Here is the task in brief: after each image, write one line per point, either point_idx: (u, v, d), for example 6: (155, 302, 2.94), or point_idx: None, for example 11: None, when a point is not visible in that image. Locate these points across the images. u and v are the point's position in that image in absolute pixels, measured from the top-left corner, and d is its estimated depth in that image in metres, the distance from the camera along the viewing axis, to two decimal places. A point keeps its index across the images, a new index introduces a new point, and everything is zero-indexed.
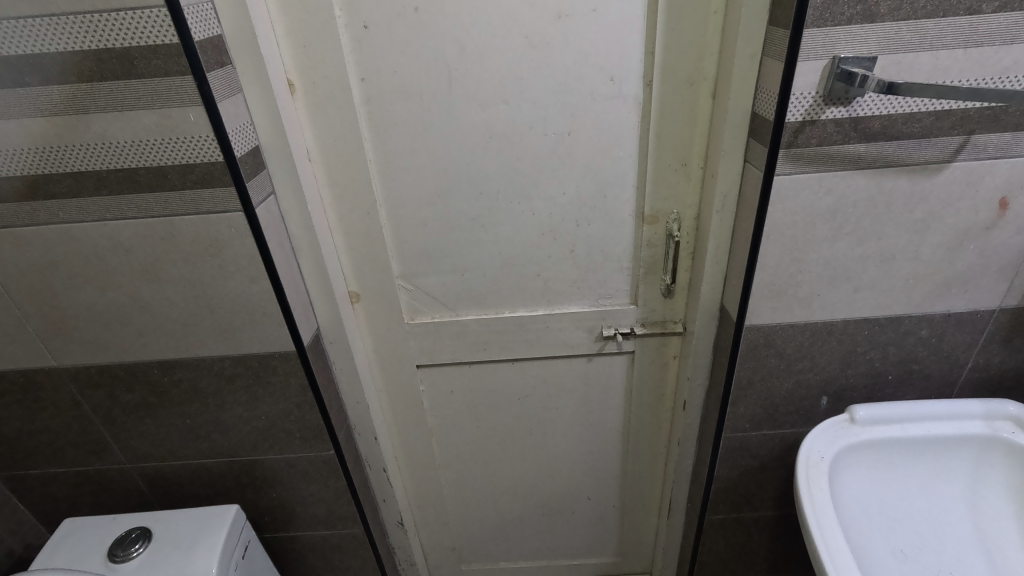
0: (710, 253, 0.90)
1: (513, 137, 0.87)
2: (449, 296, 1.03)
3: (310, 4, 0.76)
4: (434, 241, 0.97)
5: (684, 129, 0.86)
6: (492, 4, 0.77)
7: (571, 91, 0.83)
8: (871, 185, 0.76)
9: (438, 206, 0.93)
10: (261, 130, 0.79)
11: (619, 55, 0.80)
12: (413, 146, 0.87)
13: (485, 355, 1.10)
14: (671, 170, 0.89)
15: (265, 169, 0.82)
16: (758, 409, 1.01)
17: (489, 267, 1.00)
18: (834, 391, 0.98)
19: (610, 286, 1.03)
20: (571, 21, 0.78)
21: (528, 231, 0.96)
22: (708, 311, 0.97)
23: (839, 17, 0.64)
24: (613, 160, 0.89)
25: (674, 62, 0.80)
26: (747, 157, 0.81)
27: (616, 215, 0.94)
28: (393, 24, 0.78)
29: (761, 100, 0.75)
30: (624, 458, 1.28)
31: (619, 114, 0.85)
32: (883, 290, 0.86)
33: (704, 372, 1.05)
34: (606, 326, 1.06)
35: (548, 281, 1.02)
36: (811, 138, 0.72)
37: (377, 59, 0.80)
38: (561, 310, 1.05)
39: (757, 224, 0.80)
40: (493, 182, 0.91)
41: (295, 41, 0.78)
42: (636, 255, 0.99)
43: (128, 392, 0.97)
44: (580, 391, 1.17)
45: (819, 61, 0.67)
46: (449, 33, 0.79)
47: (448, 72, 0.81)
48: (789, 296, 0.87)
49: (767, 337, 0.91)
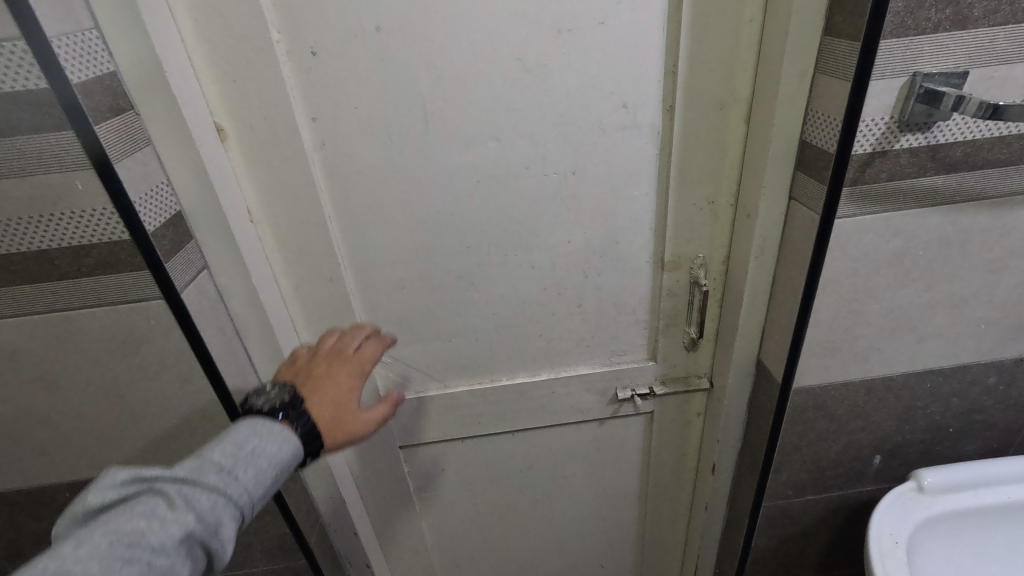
0: (745, 304, 0.76)
1: (504, 180, 0.71)
2: (435, 366, 0.86)
3: (236, 27, 0.58)
4: (414, 305, 0.80)
5: (712, 162, 0.71)
6: (476, 21, 0.61)
7: (574, 122, 0.68)
8: (947, 223, 0.63)
9: (416, 266, 0.76)
10: (182, 192, 0.60)
11: (633, 76, 0.65)
12: (382, 196, 0.70)
13: (480, 429, 0.94)
14: (695, 209, 0.75)
15: (192, 240, 0.63)
16: (804, 474, 0.87)
17: (482, 329, 0.83)
18: (888, 450, 0.85)
19: (624, 342, 0.87)
20: (575, 37, 0.62)
21: (527, 285, 0.80)
22: (743, 368, 0.83)
23: (924, 23, 0.51)
24: (627, 201, 0.74)
25: (700, 83, 0.66)
26: (793, 194, 0.67)
27: (630, 262, 0.79)
28: (350, 49, 0.61)
29: (813, 127, 0.61)
30: (641, 523, 1.13)
31: (633, 145, 0.70)
32: (950, 340, 0.73)
33: (737, 434, 0.91)
34: (620, 388, 0.91)
35: (552, 341, 0.86)
36: (881, 172, 0.59)
37: (330, 93, 0.63)
38: (568, 372, 0.89)
39: (812, 274, 0.66)
40: (485, 234, 0.75)
41: (220, 75, 0.60)
42: (655, 306, 0.84)
43: (34, 521, 0.77)
44: (591, 457, 1.01)
45: (896, 79, 0.53)
46: (421, 56, 0.62)
47: (424, 105, 0.65)
48: (844, 353, 0.73)
49: (816, 399, 0.77)
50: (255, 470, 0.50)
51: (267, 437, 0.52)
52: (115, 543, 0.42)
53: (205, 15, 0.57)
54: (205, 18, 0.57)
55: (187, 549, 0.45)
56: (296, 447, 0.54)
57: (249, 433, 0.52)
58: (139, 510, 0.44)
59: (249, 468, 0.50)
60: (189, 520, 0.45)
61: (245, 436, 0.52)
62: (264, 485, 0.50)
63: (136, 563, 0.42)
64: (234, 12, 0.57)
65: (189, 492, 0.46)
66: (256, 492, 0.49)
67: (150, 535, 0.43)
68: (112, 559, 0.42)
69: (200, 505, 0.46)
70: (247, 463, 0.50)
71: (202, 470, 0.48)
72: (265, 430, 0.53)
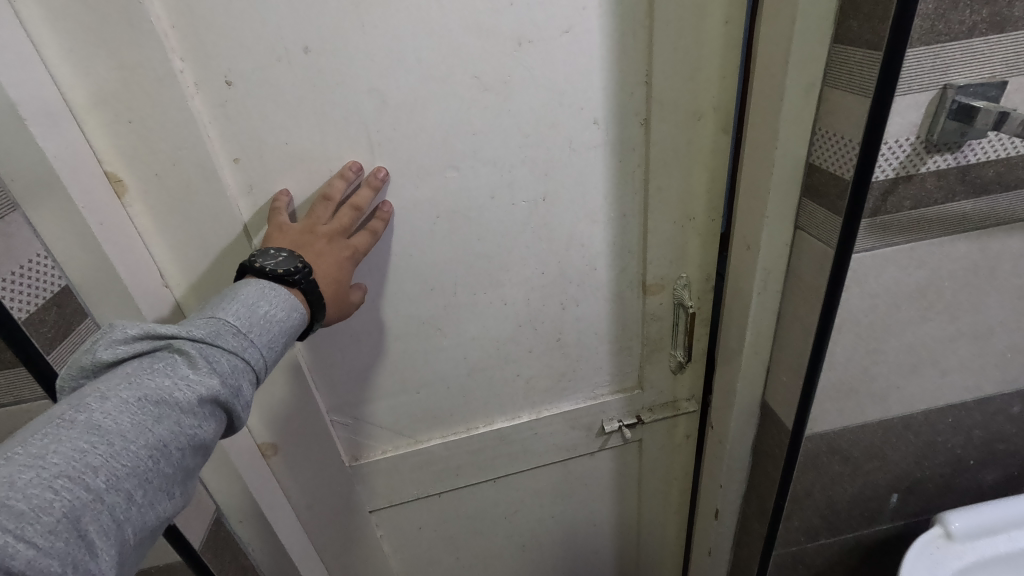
0: (748, 344, 0.67)
1: (468, 215, 0.61)
2: (404, 423, 0.76)
3: (124, 54, 0.46)
4: (371, 359, 0.69)
5: (693, 178, 0.63)
6: (424, 36, 0.51)
7: (542, 144, 0.58)
8: (974, 250, 0.55)
9: (371, 318, 0.65)
10: (68, 263, 0.48)
11: (605, 87, 0.56)
12: None
13: (457, 482, 0.84)
14: (675, 226, 0.67)
15: (87, 318, 0.51)
16: (817, 520, 0.79)
17: (452, 377, 0.73)
18: (907, 487, 0.77)
19: (609, 374, 0.79)
20: (537, 49, 0.53)
21: (501, 324, 0.70)
22: (747, 410, 0.74)
23: (957, 27, 0.43)
24: (604, 223, 0.65)
25: (676, 93, 0.57)
26: (798, 223, 0.58)
27: (611, 288, 0.71)
28: (273, 74, 0.50)
29: (822, 150, 0.53)
30: (636, 555, 1.05)
31: (609, 166, 0.61)
32: (975, 371, 0.66)
33: (741, 477, 0.82)
34: (606, 421, 0.82)
35: (530, 381, 0.76)
36: (905, 200, 0.50)
37: (253, 126, 0.52)
38: (551, 410, 0.80)
39: (825, 317, 0.57)
40: (448, 276, 0.65)
41: (110, 116, 0.48)
42: (639, 331, 0.76)
43: None
44: (580, 496, 0.92)
45: (924, 93, 0.45)
46: (363, 79, 0.52)
47: (369, 136, 0.54)
48: (860, 395, 0.65)
49: (830, 443, 0.70)
50: (269, 334, 0.44)
51: (277, 303, 0.46)
52: (142, 398, 0.37)
53: (82, 40, 0.45)
54: (81, 46, 0.45)
55: (211, 411, 0.40)
56: (301, 318, 0.47)
57: (259, 293, 0.46)
58: (159, 367, 0.39)
59: (264, 332, 0.44)
60: (214, 381, 0.40)
61: (257, 297, 0.45)
62: (277, 352, 0.45)
63: (165, 427, 0.37)
64: (118, 38, 0.45)
65: (210, 351, 0.41)
66: (270, 357, 0.44)
67: (178, 393, 0.38)
68: (138, 415, 0.37)
69: (220, 366, 0.41)
70: (262, 328, 0.44)
71: (221, 329, 0.42)
72: (272, 291, 0.46)
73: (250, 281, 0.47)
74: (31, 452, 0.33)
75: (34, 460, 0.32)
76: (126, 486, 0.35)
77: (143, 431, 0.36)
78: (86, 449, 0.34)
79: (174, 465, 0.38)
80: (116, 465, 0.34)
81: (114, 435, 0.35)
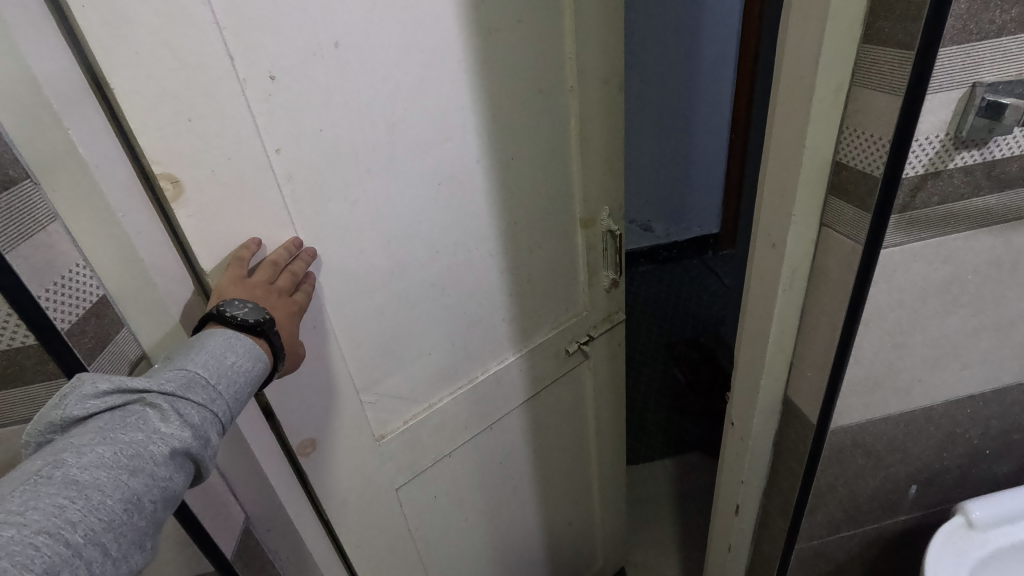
0: (772, 339, 0.68)
1: (461, 178, 0.68)
2: (419, 387, 0.76)
3: (186, 56, 0.45)
4: (398, 334, 0.70)
5: (604, 126, 0.82)
6: (424, 27, 0.58)
7: (511, 108, 0.70)
8: (996, 244, 0.57)
9: (394, 300, 0.68)
10: (107, 271, 0.48)
11: (550, 60, 0.72)
12: (351, 220, 0.60)
13: (466, 447, 0.87)
14: (597, 167, 0.84)
15: (124, 326, 0.51)
16: (839, 512, 0.80)
17: (456, 331, 0.77)
18: (926, 478, 0.79)
19: (565, 302, 0.92)
20: (502, 36, 0.65)
21: (490, 273, 0.77)
22: (769, 407, 0.75)
23: (988, 26, 0.45)
24: (550, 174, 0.79)
25: (589, 60, 0.75)
26: (824, 220, 0.59)
27: (562, 226, 0.85)
28: (309, 70, 0.52)
29: (849, 148, 0.54)
30: (599, 476, 1.18)
31: (553, 123, 0.76)
32: (995, 363, 0.67)
33: (762, 472, 0.83)
34: (570, 343, 0.95)
35: (512, 324, 0.84)
36: (933, 195, 0.52)
37: (296, 120, 0.53)
38: (530, 344, 0.88)
39: (853, 310, 0.59)
40: (450, 234, 0.70)
41: (168, 120, 0.45)
42: (580, 262, 0.91)
43: None
44: (555, 429, 1.02)
45: (954, 91, 0.47)
46: (380, 67, 0.56)
47: (387, 119, 0.59)
48: (885, 388, 0.66)
49: (854, 436, 0.71)
50: (235, 385, 0.49)
51: (244, 352, 0.50)
52: (117, 453, 0.42)
53: (142, 41, 0.43)
54: (136, 45, 0.42)
55: (178, 463, 0.45)
56: (266, 367, 0.52)
57: (226, 343, 0.50)
58: (131, 422, 0.44)
59: (231, 383, 0.49)
60: (183, 433, 0.45)
61: (225, 348, 0.50)
62: (242, 401, 0.50)
63: (139, 480, 0.41)
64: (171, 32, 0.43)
65: (180, 405, 0.46)
66: (235, 406, 0.49)
67: (151, 447, 0.43)
68: (114, 469, 0.41)
69: (188, 419, 0.46)
70: (229, 380, 0.49)
71: (189, 382, 0.47)
72: (238, 341, 0.51)
73: (215, 330, 0.51)
74: (13, 507, 0.36)
75: (17, 516, 0.36)
76: (102, 538, 0.39)
77: (119, 483, 0.41)
78: (65, 504, 0.38)
79: (146, 516, 0.42)
80: (94, 519, 0.38)
81: (91, 490, 0.39)
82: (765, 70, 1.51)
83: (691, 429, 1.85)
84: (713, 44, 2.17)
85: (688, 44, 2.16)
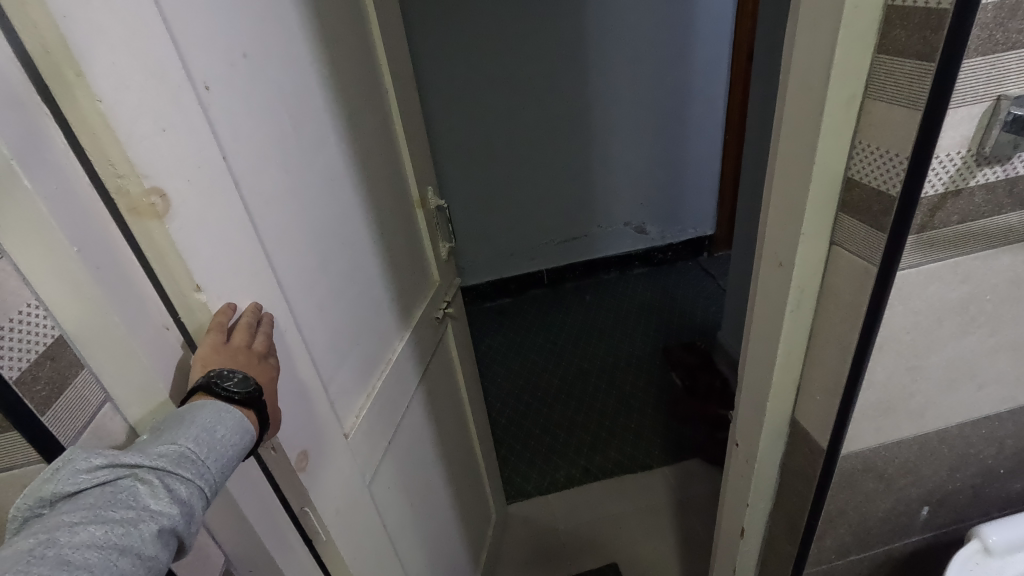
0: (779, 360, 0.64)
1: (341, 170, 0.74)
2: (359, 374, 0.79)
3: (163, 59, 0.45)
4: (338, 323, 0.74)
5: (412, 119, 0.95)
6: (286, 33, 0.63)
7: (357, 112, 0.78)
8: (1016, 262, 0.54)
9: (326, 293, 0.71)
10: (61, 308, 0.43)
11: (369, 66, 0.82)
12: (285, 218, 0.62)
13: (396, 434, 0.91)
14: (416, 153, 0.97)
15: (83, 368, 0.45)
16: (849, 536, 0.76)
17: (370, 315, 0.82)
18: (938, 499, 0.75)
19: (422, 275, 1.02)
20: (338, 46, 0.74)
21: (377, 256, 0.84)
22: (774, 429, 0.71)
23: (1014, 36, 0.42)
24: (389, 163, 0.88)
25: (393, 64, 0.88)
26: (834, 237, 0.55)
27: (406, 210, 0.95)
28: (229, 76, 0.53)
29: (860, 163, 0.50)
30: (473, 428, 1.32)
31: (384, 120, 0.87)
32: (1013, 382, 0.64)
33: (768, 495, 0.79)
34: (437, 310, 1.06)
35: (398, 302, 0.91)
36: (952, 214, 0.49)
37: (233, 124, 0.54)
38: (414, 318, 0.97)
39: (867, 334, 0.56)
40: (347, 225, 0.76)
41: (147, 127, 0.44)
42: (428, 241, 1.03)
43: None
44: (442, 397, 1.12)
45: (977, 105, 0.44)
46: (272, 70, 0.61)
47: (287, 119, 0.63)
48: (898, 412, 0.63)
49: (866, 461, 0.68)
50: (221, 459, 0.48)
51: (231, 427, 0.49)
52: (108, 531, 0.40)
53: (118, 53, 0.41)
54: (115, 58, 0.41)
55: (166, 540, 0.43)
56: (250, 440, 0.51)
57: (215, 416, 0.48)
58: (122, 498, 0.42)
59: (218, 458, 0.48)
60: (173, 510, 0.43)
61: (214, 421, 0.48)
62: (226, 475, 0.49)
63: (129, 560, 0.40)
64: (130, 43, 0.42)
65: (170, 479, 0.44)
66: (221, 481, 0.48)
67: (142, 525, 0.41)
68: (105, 548, 0.39)
69: (178, 494, 0.44)
70: (217, 454, 0.48)
71: (180, 456, 0.45)
72: (226, 415, 0.49)
73: (202, 400, 0.49)
74: None
75: None
76: None
77: (112, 564, 0.39)
78: None
79: None
80: None
81: (81, 570, 0.38)
82: (760, 67, 1.49)
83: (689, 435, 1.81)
84: (705, 43, 2.14)
85: (679, 45, 2.13)
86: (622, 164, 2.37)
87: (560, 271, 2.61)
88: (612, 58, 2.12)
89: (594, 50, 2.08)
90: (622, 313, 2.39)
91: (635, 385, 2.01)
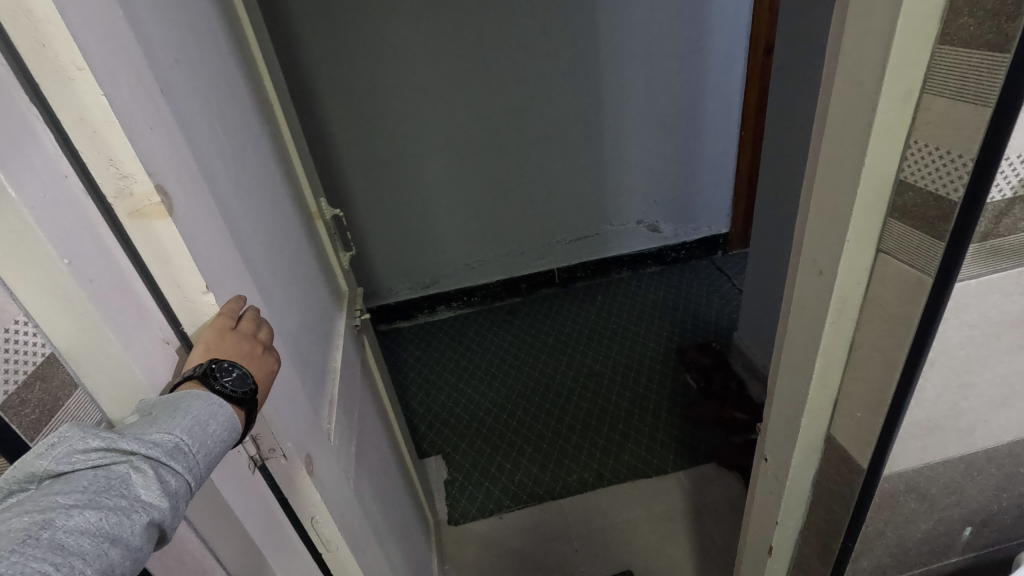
0: (817, 373, 0.60)
1: (263, 172, 0.70)
2: (322, 374, 0.76)
3: (136, 57, 0.42)
4: (297, 323, 0.71)
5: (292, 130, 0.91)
6: (201, 36, 0.59)
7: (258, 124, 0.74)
8: None
9: (282, 293, 0.68)
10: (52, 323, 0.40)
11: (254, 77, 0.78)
12: (241, 216, 0.60)
13: (360, 439, 0.89)
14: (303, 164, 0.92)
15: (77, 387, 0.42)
16: (886, 557, 0.72)
17: (313, 318, 0.78)
18: (981, 520, 0.71)
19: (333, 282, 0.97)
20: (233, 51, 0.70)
21: (303, 261, 0.80)
22: (807, 446, 0.67)
23: None
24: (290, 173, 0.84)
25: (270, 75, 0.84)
26: (879, 244, 0.51)
27: (310, 220, 0.90)
28: (173, 76, 0.50)
29: (912, 165, 0.46)
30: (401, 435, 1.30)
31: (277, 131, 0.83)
32: None
33: (798, 513, 0.75)
34: (353, 319, 1.01)
35: (325, 307, 0.87)
36: (1019, 220, 0.45)
37: (187, 121, 0.51)
38: (340, 323, 0.93)
39: (916, 348, 0.52)
40: (279, 228, 0.72)
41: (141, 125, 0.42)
42: (329, 253, 0.97)
43: None
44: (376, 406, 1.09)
45: None
46: (202, 70, 0.57)
47: (220, 121, 0.60)
48: (945, 431, 0.59)
49: (909, 480, 0.63)
50: (209, 456, 0.43)
51: (222, 424, 0.45)
52: (101, 518, 0.35)
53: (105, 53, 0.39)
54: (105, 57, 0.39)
55: (150, 537, 0.38)
56: (234, 439, 0.46)
57: (208, 410, 0.44)
58: (115, 485, 0.37)
59: (206, 454, 0.43)
60: (165, 504, 0.38)
61: (208, 415, 0.44)
62: (209, 473, 0.43)
63: (119, 552, 0.34)
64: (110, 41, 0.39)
65: (162, 471, 0.39)
66: (204, 480, 0.43)
67: (134, 515, 0.36)
68: (97, 536, 0.34)
69: (169, 487, 0.39)
70: (205, 450, 0.43)
71: (175, 447, 0.41)
72: (219, 409, 0.45)
73: (195, 390, 0.46)
74: None
75: None
76: None
77: (102, 554, 0.34)
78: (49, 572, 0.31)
79: None
80: None
81: (74, 558, 0.32)
82: (784, 61, 1.43)
83: (704, 438, 1.76)
84: (718, 37, 2.09)
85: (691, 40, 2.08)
86: (631, 162, 2.32)
87: (572, 271, 2.57)
88: (620, 55, 2.07)
89: (604, 45, 2.04)
90: (632, 312, 2.35)
91: (647, 386, 1.97)
